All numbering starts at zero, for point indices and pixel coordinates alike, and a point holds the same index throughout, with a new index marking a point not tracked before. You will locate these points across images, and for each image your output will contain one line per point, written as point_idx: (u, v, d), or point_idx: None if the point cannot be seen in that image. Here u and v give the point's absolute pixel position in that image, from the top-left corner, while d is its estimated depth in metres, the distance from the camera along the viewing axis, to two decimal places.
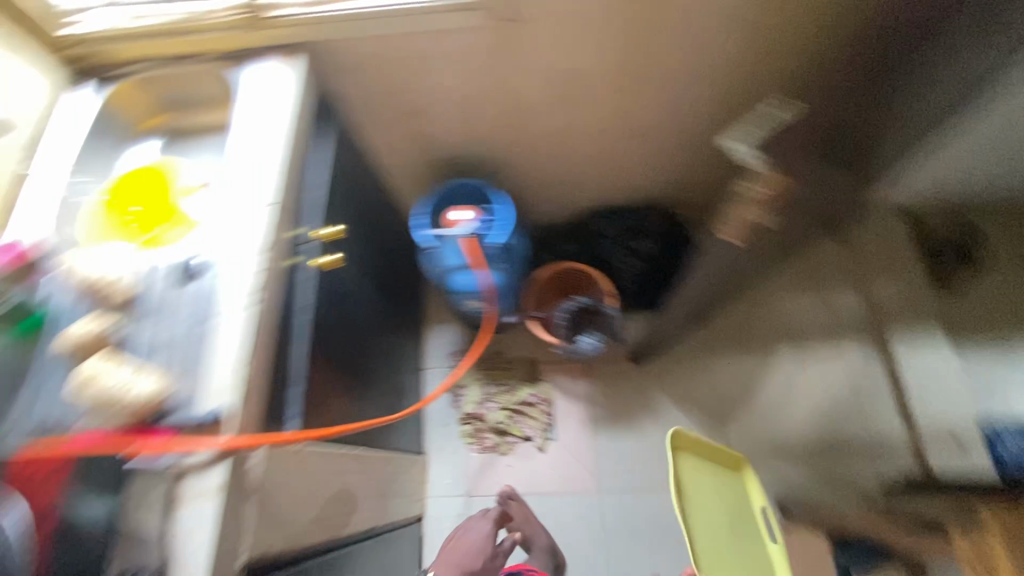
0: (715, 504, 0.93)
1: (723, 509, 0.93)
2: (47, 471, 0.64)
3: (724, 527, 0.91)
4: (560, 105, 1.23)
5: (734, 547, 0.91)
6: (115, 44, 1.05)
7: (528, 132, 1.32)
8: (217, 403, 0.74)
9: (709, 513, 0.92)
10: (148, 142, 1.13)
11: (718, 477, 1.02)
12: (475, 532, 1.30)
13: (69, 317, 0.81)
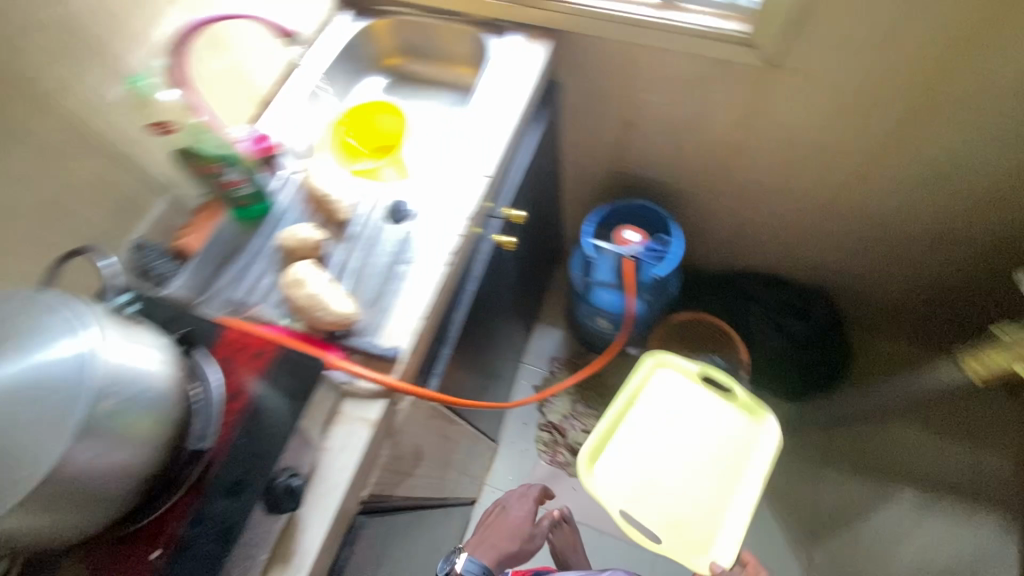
0: (626, 404, 1.00)
1: (633, 398, 1.01)
2: (254, 351, 0.67)
3: (648, 417, 0.99)
4: (781, 159, 1.17)
5: (639, 448, 0.97)
6: None
7: (730, 176, 1.26)
8: (395, 343, 0.77)
9: (634, 423, 0.99)
10: (374, 79, 1.17)
11: (680, 385, 1.03)
12: (518, 512, 1.21)
13: (288, 217, 0.88)
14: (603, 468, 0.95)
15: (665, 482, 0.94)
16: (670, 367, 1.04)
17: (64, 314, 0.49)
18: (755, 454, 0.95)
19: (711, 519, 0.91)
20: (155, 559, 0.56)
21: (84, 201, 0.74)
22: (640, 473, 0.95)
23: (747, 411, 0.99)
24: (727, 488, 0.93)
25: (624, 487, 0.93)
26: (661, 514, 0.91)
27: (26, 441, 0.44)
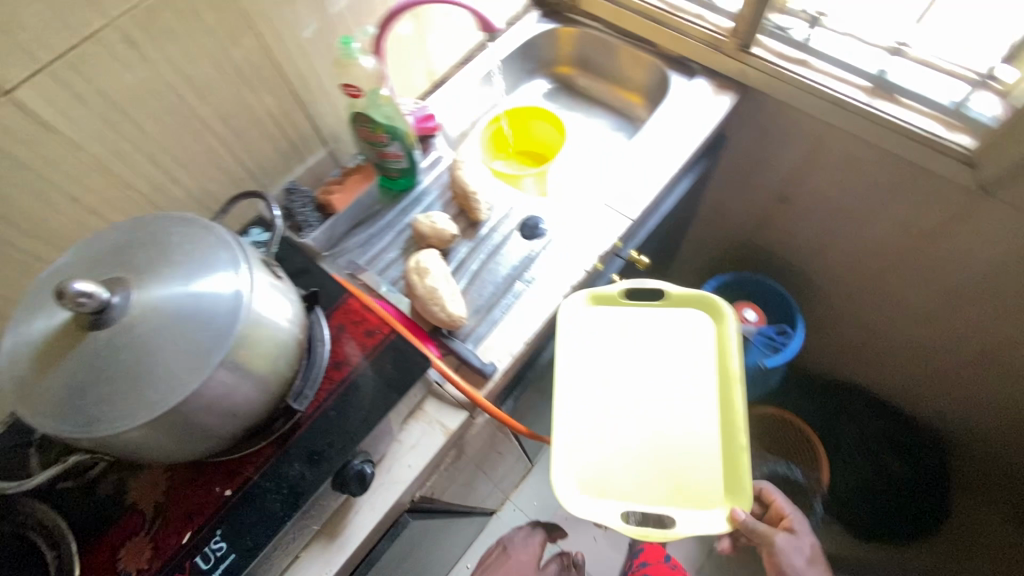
0: (583, 373, 0.76)
1: (589, 360, 0.77)
2: (367, 328, 0.68)
3: (606, 374, 0.76)
4: (955, 290, 1.02)
5: (615, 409, 0.74)
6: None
7: (884, 285, 1.13)
8: (493, 360, 0.75)
9: (592, 384, 0.76)
10: (538, 83, 1.16)
11: (629, 323, 0.80)
12: (520, 553, 1.37)
13: (428, 204, 0.89)
14: (565, 468, 0.72)
15: (653, 440, 0.73)
16: (599, 304, 0.81)
17: (228, 256, 0.51)
18: (704, 349, 0.77)
19: (724, 454, 0.70)
20: (227, 496, 0.58)
21: (262, 139, 0.77)
22: (621, 442, 0.73)
23: (695, 308, 0.79)
24: (723, 401, 0.73)
25: (606, 489, 0.71)
26: (656, 473, 0.71)
27: (165, 368, 0.45)
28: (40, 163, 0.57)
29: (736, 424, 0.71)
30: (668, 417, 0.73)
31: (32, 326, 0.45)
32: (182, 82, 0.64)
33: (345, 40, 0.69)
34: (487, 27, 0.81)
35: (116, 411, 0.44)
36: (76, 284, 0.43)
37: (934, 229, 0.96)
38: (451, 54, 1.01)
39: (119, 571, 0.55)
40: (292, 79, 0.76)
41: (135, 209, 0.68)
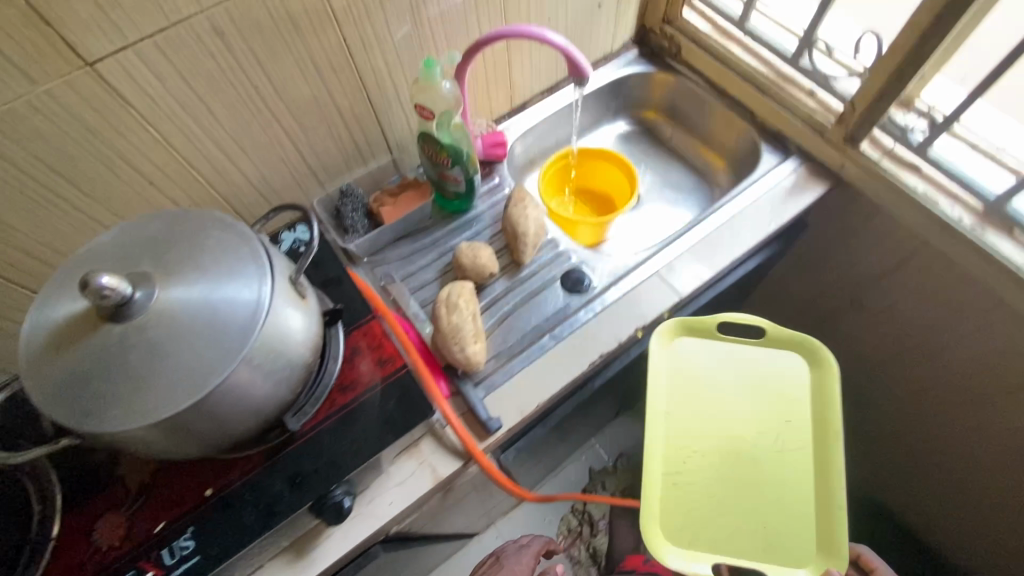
0: (671, 414, 0.76)
1: (680, 403, 0.77)
2: (382, 356, 0.66)
3: (697, 419, 0.76)
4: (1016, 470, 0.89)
5: (706, 456, 0.74)
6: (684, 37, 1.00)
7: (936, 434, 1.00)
8: (500, 415, 0.71)
9: (681, 427, 0.76)
10: (615, 124, 1.12)
11: (721, 367, 0.79)
12: (519, 564, 1.10)
13: (476, 233, 0.87)
14: (660, 506, 0.73)
15: (747, 489, 0.73)
16: (692, 340, 0.80)
17: (256, 274, 0.50)
18: (801, 396, 0.76)
19: (821, 509, 0.71)
20: (207, 496, 0.58)
21: (328, 138, 0.77)
22: (714, 487, 0.73)
23: (794, 353, 0.79)
24: (821, 456, 0.73)
25: (697, 539, 0.72)
26: (752, 522, 0.72)
27: (166, 378, 0.44)
28: (110, 133, 0.58)
29: (833, 477, 0.71)
30: (760, 468, 0.74)
31: (61, 306, 0.46)
32: (260, 75, 0.64)
33: (429, 62, 0.67)
34: (579, 74, 0.72)
35: (111, 411, 0.44)
36: (100, 277, 0.43)
37: (1004, 396, 0.84)
38: (540, 81, 0.98)
39: (91, 543, 0.56)
40: (370, 86, 0.75)
41: (192, 187, 0.69)
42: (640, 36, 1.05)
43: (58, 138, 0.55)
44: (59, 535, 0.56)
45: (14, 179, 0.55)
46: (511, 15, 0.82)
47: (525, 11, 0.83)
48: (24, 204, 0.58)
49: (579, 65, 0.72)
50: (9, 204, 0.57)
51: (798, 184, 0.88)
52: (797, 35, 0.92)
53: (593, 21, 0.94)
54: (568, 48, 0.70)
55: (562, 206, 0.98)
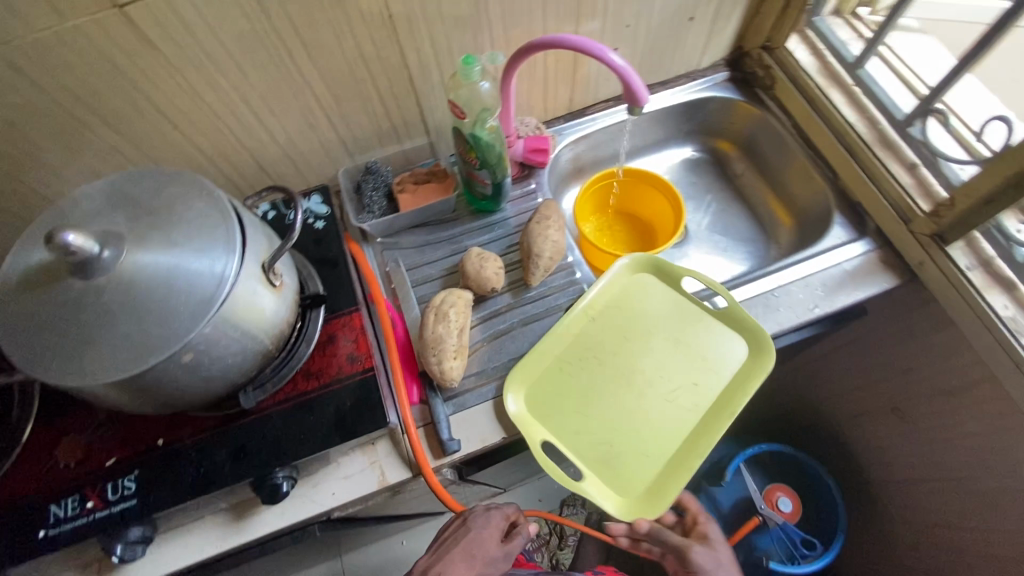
0: (590, 322, 0.76)
1: (604, 315, 0.77)
2: (354, 353, 0.64)
3: (611, 333, 0.76)
4: None
5: (601, 364, 0.74)
6: (781, 71, 0.88)
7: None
8: (461, 438, 0.68)
9: (595, 333, 0.75)
10: (682, 148, 1.02)
11: (662, 308, 0.77)
12: (486, 534, 0.76)
13: (496, 240, 0.83)
14: (535, 383, 0.73)
15: (619, 411, 0.71)
16: (647, 274, 0.79)
17: (218, 261, 0.48)
18: (717, 375, 0.73)
19: (668, 464, 0.69)
20: (157, 445, 0.60)
21: (361, 112, 0.74)
22: (591, 394, 0.72)
23: (741, 338, 0.74)
24: (700, 429, 0.70)
25: (547, 418, 0.71)
26: (603, 438, 0.70)
27: (108, 348, 0.45)
28: (136, 75, 0.58)
29: (697, 452, 0.68)
30: (640, 401, 0.72)
31: (45, 250, 0.47)
32: (294, 40, 0.61)
33: (467, 60, 0.62)
34: (635, 101, 0.64)
35: (54, 364, 0.44)
36: (66, 235, 0.42)
37: None
38: (607, 88, 0.90)
39: (52, 458, 0.60)
40: (412, 67, 0.70)
41: (217, 138, 0.69)
42: (735, 57, 0.94)
43: (86, 71, 0.56)
44: (26, 442, 0.61)
45: (42, 102, 0.57)
46: (584, 16, 0.74)
47: (600, 13, 0.75)
48: (51, 127, 0.59)
49: (638, 91, 0.64)
50: (38, 126, 0.59)
51: (863, 269, 0.76)
52: (915, 97, 0.78)
53: (680, 35, 0.84)
54: (629, 72, 0.63)
55: (596, 229, 0.91)
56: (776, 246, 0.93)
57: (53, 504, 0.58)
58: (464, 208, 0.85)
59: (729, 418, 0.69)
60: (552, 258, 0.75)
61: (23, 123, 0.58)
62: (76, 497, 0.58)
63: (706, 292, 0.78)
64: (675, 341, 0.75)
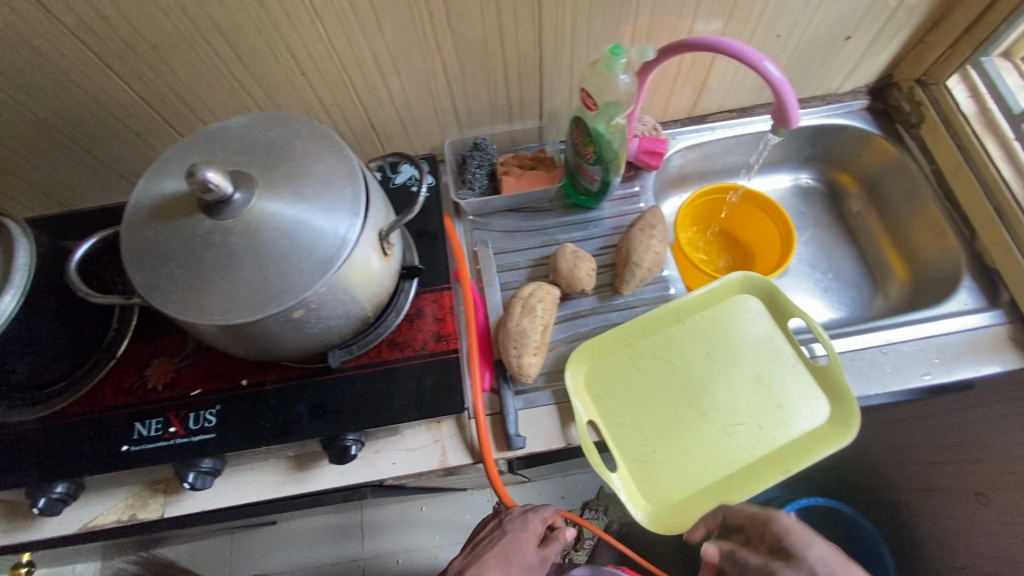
0: (678, 324, 0.71)
1: (692, 324, 0.71)
2: (439, 331, 0.63)
3: (695, 342, 0.70)
4: None
5: (674, 369, 0.69)
6: (932, 110, 0.80)
7: None
8: (527, 436, 0.67)
9: (678, 337, 0.70)
10: (794, 173, 0.96)
11: (756, 338, 0.71)
12: (523, 539, 0.75)
13: (590, 239, 0.80)
14: (604, 367, 0.70)
15: (675, 422, 0.67)
16: (752, 297, 0.72)
17: (342, 224, 0.47)
18: (786, 428, 0.67)
19: (702, 490, 0.64)
20: (241, 384, 0.61)
21: (482, 85, 0.71)
22: (655, 396, 0.68)
23: (829, 401, 0.67)
24: (751, 470, 0.65)
25: (603, 401, 0.68)
26: (650, 441, 0.66)
27: (226, 289, 0.44)
28: (280, 17, 0.57)
29: (736, 491, 0.64)
30: (702, 420, 0.67)
31: (178, 181, 0.48)
32: (438, 3, 0.59)
33: (615, 52, 0.58)
34: (785, 121, 0.60)
35: (173, 297, 0.45)
36: (207, 172, 0.42)
37: None
38: (735, 98, 0.84)
39: (142, 378, 0.62)
40: (546, 47, 0.67)
41: (339, 91, 0.68)
42: (879, 86, 0.86)
43: (235, 6, 0.55)
44: (120, 355, 0.63)
45: (188, 29, 0.57)
46: (735, 20, 0.69)
47: (752, 19, 0.69)
48: (189, 55, 0.60)
49: (790, 111, 0.59)
50: (178, 51, 0.59)
51: (987, 343, 0.70)
52: None
53: (830, 54, 0.77)
54: (787, 89, 0.58)
55: (694, 244, 0.87)
56: (882, 298, 0.87)
57: (139, 422, 0.60)
58: (562, 199, 0.82)
59: (783, 472, 0.64)
60: (650, 269, 0.72)
61: (167, 49, 0.59)
62: (159, 419, 0.60)
63: (809, 340, 0.71)
64: (755, 374, 0.69)
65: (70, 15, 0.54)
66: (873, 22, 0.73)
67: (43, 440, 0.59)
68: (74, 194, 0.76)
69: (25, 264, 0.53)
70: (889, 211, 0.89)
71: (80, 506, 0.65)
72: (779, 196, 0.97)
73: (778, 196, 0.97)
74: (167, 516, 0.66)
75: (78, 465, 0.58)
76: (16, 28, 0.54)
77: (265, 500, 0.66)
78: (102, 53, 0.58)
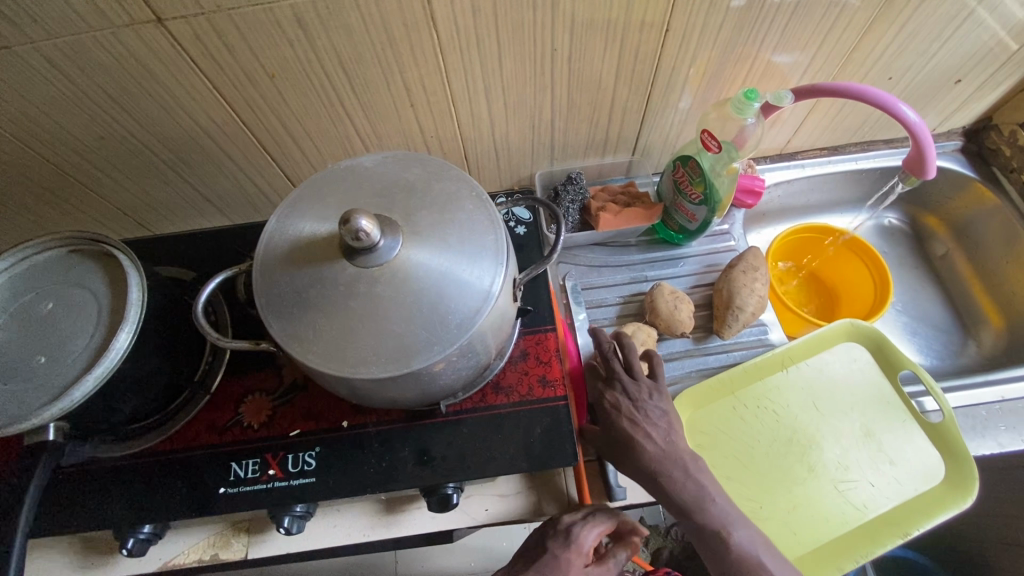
0: (781, 370, 0.69)
1: (796, 371, 0.69)
2: (545, 376, 0.60)
3: (800, 391, 0.68)
4: None
5: (780, 418, 0.66)
6: None
7: None
8: (626, 487, 0.64)
9: (781, 386, 0.68)
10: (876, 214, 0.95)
11: (863, 389, 0.68)
12: (567, 560, 0.55)
13: (681, 276, 0.78)
14: (707, 415, 0.67)
15: (783, 473, 0.64)
16: (856, 345, 0.70)
17: (487, 274, 0.44)
18: (899, 485, 0.63)
19: (815, 551, 0.61)
20: (341, 426, 0.59)
21: (585, 119, 0.70)
22: (761, 448, 0.65)
23: (944, 460, 0.64)
24: (865, 531, 0.61)
25: (707, 449, 0.65)
26: (757, 495, 0.63)
27: (372, 341, 0.42)
28: (404, 48, 0.55)
29: (852, 550, 0.61)
30: (811, 474, 0.64)
31: (314, 222, 0.45)
32: (563, 38, 0.57)
33: (751, 95, 0.58)
34: (921, 171, 0.60)
35: (315, 349, 0.42)
36: (360, 219, 0.40)
37: None
38: (828, 137, 0.82)
39: (236, 415, 0.60)
40: (658, 84, 0.65)
41: (443, 119, 0.66)
42: (976, 128, 0.84)
43: (361, 38, 0.54)
44: (214, 391, 0.61)
45: (307, 61, 0.55)
46: (852, 61, 0.67)
47: (869, 62, 0.67)
48: (306, 84, 0.58)
49: (928, 160, 0.59)
50: (293, 79, 0.57)
51: None
52: None
53: (936, 95, 0.75)
54: (930, 140, 0.58)
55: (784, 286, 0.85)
56: (974, 346, 0.84)
57: (234, 462, 0.57)
58: (649, 235, 0.80)
59: (902, 535, 0.61)
60: (754, 313, 0.69)
61: (284, 78, 0.57)
62: (257, 460, 0.57)
63: (920, 394, 0.69)
64: (864, 428, 0.66)
65: (194, 43, 0.52)
66: (988, 66, 0.71)
67: (136, 477, 0.57)
68: (159, 215, 0.75)
69: (137, 300, 0.51)
70: (980, 254, 0.86)
71: (162, 544, 0.62)
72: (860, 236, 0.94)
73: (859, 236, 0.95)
74: (250, 557, 0.62)
75: (173, 508, 0.56)
76: (138, 55, 0.52)
77: (353, 543, 0.63)
78: (218, 82, 0.57)
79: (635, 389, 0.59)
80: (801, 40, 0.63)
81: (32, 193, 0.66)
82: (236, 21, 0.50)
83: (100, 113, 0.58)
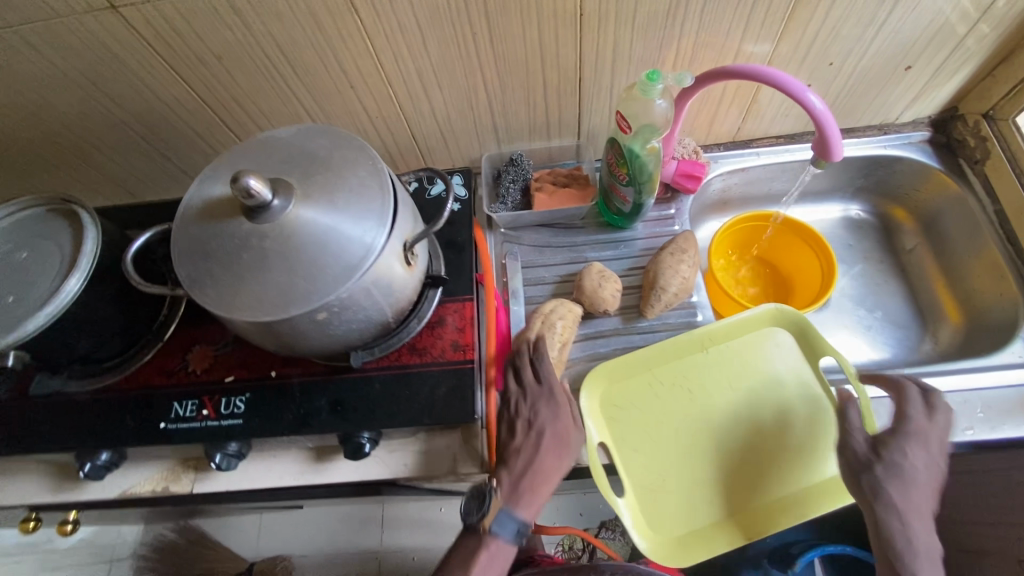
0: (701, 351, 0.70)
1: (716, 352, 0.70)
2: (457, 341, 0.64)
3: (718, 373, 0.68)
4: None
5: (693, 398, 0.67)
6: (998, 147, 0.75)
7: None
8: None
9: (699, 366, 0.69)
10: (841, 205, 0.93)
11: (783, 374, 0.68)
12: (564, 424, 0.61)
13: (620, 259, 0.80)
14: (620, 390, 0.69)
15: (689, 449, 0.66)
16: (782, 331, 0.70)
17: (368, 234, 0.49)
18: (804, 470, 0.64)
19: (710, 526, 0.63)
20: (270, 375, 0.65)
21: (522, 101, 0.73)
22: (670, 426, 0.66)
23: None
24: (761, 512, 0.63)
25: (616, 421, 0.67)
26: (659, 469, 0.65)
27: (257, 288, 0.47)
28: (332, 32, 0.60)
29: (746, 528, 0.63)
30: (717, 454, 0.65)
31: (225, 185, 0.51)
32: (482, 22, 0.61)
33: (652, 77, 0.60)
34: (828, 156, 0.60)
35: (209, 292, 0.48)
36: (248, 179, 0.45)
37: None
38: (782, 124, 0.82)
39: (183, 361, 0.67)
40: (586, 68, 0.68)
41: (382, 100, 0.71)
42: (944, 118, 0.81)
43: (291, 23, 0.59)
44: (167, 339, 0.69)
45: (248, 44, 0.61)
46: (784, 47, 0.67)
47: (803, 47, 0.67)
48: (251, 65, 0.64)
49: (834, 144, 0.59)
50: (239, 61, 0.63)
51: None
52: None
53: (887, 83, 0.74)
54: (833, 125, 0.58)
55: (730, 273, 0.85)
56: (931, 343, 0.82)
57: (176, 402, 0.64)
58: (594, 217, 0.83)
59: (797, 517, 0.62)
60: (678, 294, 0.71)
61: (230, 60, 0.63)
62: (195, 401, 0.64)
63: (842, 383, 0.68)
64: (779, 412, 0.66)
65: (148, 28, 0.59)
66: (937, 52, 0.69)
67: (93, 408, 0.65)
68: (144, 185, 0.84)
69: (91, 251, 0.59)
70: (946, 248, 0.83)
71: (120, 474, 0.69)
72: (825, 227, 0.93)
73: (824, 227, 0.93)
74: (194, 492, 0.69)
75: (123, 436, 0.63)
76: (102, 39, 0.60)
77: (282, 487, 0.68)
78: (174, 63, 0.64)
79: (930, 433, 0.58)
80: (725, 25, 0.63)
81: (31, 159, 0.76)
82: (179, 7, 0.57)
83: (79, 91, 0.66)
